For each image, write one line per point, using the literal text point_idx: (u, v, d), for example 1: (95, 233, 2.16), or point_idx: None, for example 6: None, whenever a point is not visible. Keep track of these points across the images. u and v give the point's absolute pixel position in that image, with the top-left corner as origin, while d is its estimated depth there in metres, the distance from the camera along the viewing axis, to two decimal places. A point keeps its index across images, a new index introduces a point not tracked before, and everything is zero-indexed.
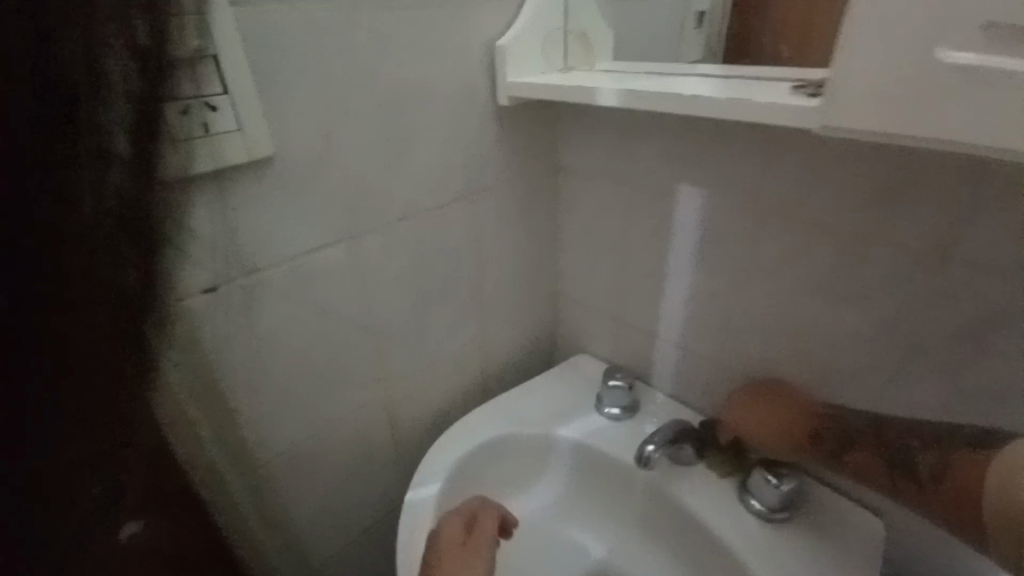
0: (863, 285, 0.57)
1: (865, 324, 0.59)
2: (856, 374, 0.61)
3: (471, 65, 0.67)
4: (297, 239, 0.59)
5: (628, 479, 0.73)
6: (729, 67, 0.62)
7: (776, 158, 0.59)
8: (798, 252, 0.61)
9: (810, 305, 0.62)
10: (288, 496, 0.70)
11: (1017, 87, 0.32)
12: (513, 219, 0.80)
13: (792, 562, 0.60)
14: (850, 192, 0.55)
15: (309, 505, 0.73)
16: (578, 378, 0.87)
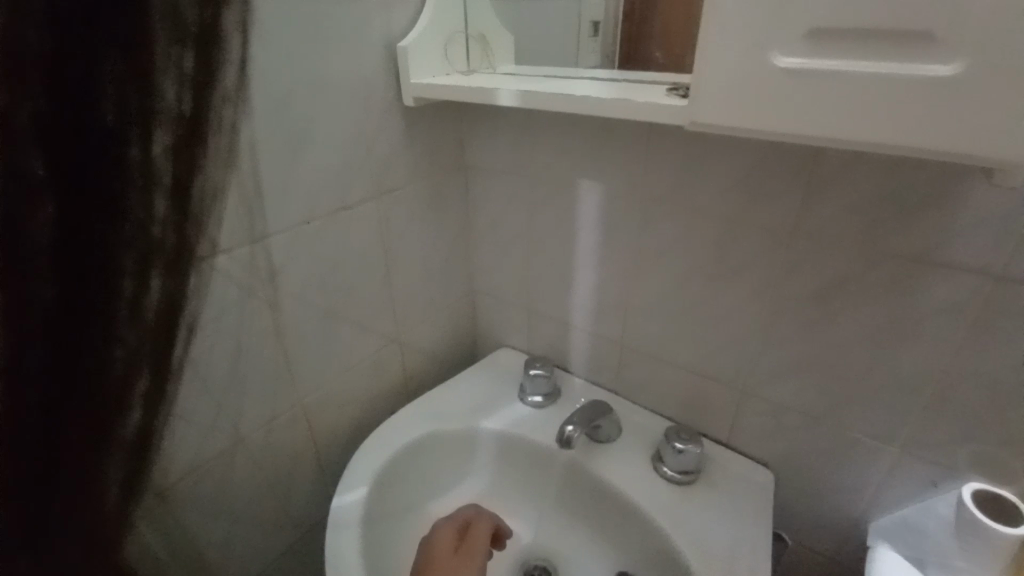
0: (739, 263, 0.65)
1: (742, 298, 0.67)
2: (738, 342, 0.69)
3: (373, 66, 0.67)
4: (208, 237, 0.55)
5: (549, 461, 0.76)
6: (619, 71, 0.67)
7: (662, 153, 0.66)
8: (686, 237, 0.68)
9: (697, 284, 0.70)
10: (200, 522, 0.65)
11: (835, 86, 0.39)
12: (424, 218, 0.80)
13: (697, 517, 0.67)
14: (724, 181, 0.63)
15: (223, 529, 0.68)
16: (499, 372, 0.89)
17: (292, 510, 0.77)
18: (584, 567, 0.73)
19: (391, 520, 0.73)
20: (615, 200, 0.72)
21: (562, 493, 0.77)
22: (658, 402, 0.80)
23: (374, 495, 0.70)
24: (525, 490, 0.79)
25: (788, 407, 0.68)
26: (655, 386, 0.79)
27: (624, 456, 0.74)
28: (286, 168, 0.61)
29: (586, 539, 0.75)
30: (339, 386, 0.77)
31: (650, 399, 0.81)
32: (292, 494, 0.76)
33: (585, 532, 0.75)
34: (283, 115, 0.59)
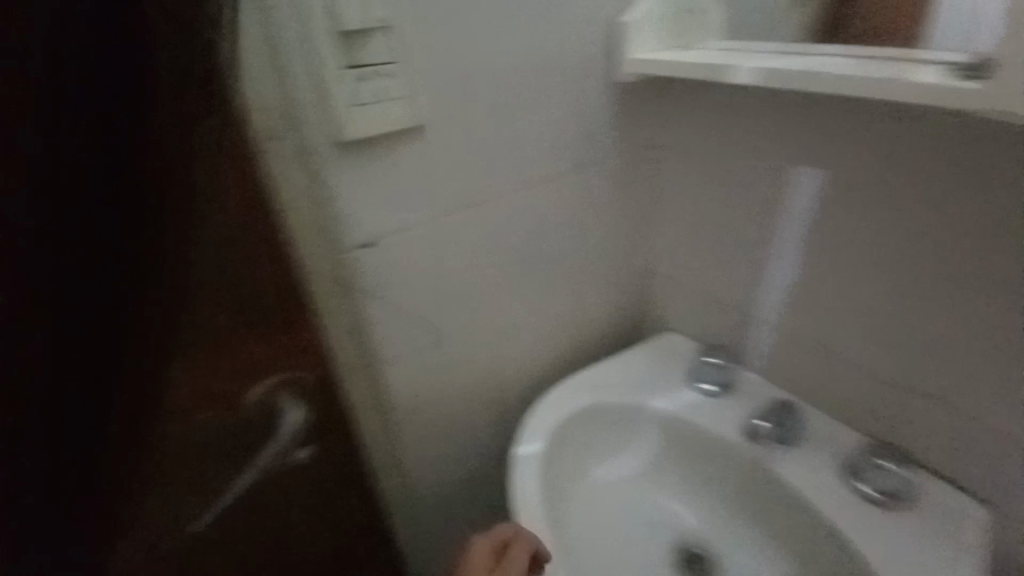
0: (1003, 277, 0.55)
1: (1001, 318, 0.57)
2: (981, 368, 0.59)
3: (590, 43, 0.67)
4: (427, 203, 0.58)
5: (724, 454, 0.75)
6: (855, 47, 0.60)
7: (915, 142, 0.58)
8: (930, 241, 0.59)
9: (935, 295, 0.61)
10: (416, 456, 0.71)
11: None
12: (619, 195, 0.80)
13: (902, 541, 0.61)
14: (996, 178, 0.53)
15: (430, 469, 0.73)
16: (663, 355, 0.88)
17: (475, 475, 0.79)
18: (748, 564, 0.72)
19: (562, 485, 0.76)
20: (837, 191, 0.66)
21: (733, 489, 0.75)
22: (852, 414, 0.73)
23: (550, 458, 0.74)
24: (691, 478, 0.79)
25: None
26: (848, 397, 0.73)
27: (807, 463, 0.70)
28: (507, 140, 0.63)
29: (755, 538, 0.73)
30: (525, 358, 0.78)
31: (839, 408, 0.75)
32: (478, 456, 0.78)
33: (753, 532, 0.73)
34: (508, 89, 0.61)
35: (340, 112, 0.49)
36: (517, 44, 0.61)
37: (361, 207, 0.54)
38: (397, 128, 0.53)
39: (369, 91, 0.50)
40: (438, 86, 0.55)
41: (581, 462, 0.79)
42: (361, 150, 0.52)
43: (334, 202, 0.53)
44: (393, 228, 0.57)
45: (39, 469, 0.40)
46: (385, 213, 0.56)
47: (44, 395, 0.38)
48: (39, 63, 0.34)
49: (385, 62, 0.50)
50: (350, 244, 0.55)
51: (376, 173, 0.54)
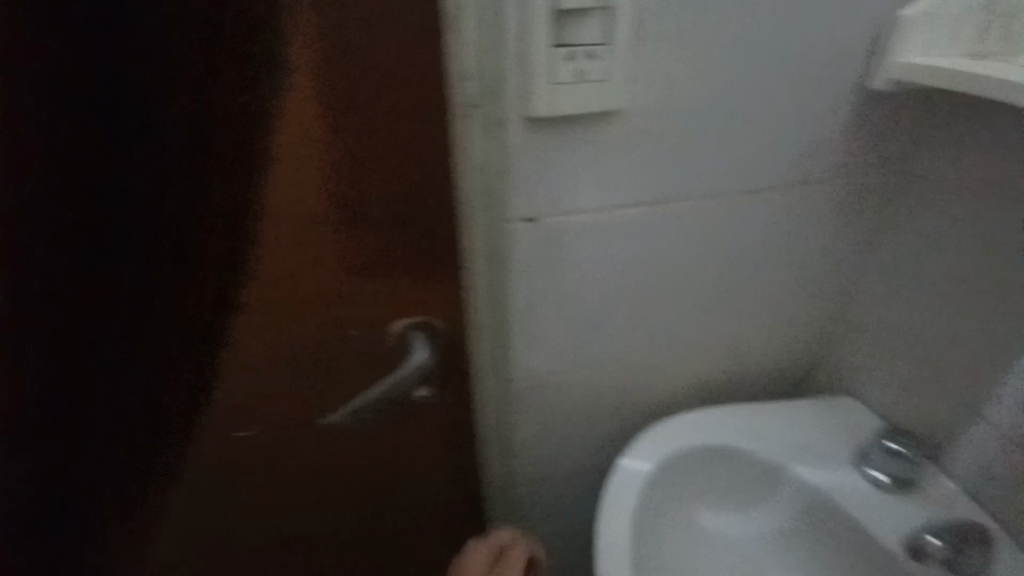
0: None
1: None
2: None
3: (850, 40, 0.55)
4: (610, 191, 0.55)
5: (880, 559, 0.62)
6: None
7: None
8: None
9: None
10: (528, 437, 0.71)
11: None
12: (827, 223, 0.67)
13: None
14: None
15: (540, 454, 0.73)
16: (834, 419, 0.74)
17: (587, 477, 0.76)
18: None
19: (670, 517, 0.70)
20: None
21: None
22: None
23: (658, 488, 0.69)
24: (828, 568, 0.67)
25: None
26: None
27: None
28: (706, 137, 0.55)
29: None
30: (667, 372, 0.72)
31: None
32: (595, 461, 0.75)
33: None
34: (721, 81, 0.53)
35: (538, 89, 0.47)
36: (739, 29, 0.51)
37: (535, 182, 0.52)
38: (599, 111, 0.50)
39: (573, 70, 0.47)
40: (652, 70, 0.50)
41: (693, 501, 0.72)
42: (554, 126, 0.50)
43: (510, 171, 0.51)
44: (563, 210, 0.55)
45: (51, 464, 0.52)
46: (555, 195, 0.54)
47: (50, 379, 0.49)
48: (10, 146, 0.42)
49: (597, 42, 0.47)
50: (514, 216, 0.54)
51: (556, 150, 0.51)
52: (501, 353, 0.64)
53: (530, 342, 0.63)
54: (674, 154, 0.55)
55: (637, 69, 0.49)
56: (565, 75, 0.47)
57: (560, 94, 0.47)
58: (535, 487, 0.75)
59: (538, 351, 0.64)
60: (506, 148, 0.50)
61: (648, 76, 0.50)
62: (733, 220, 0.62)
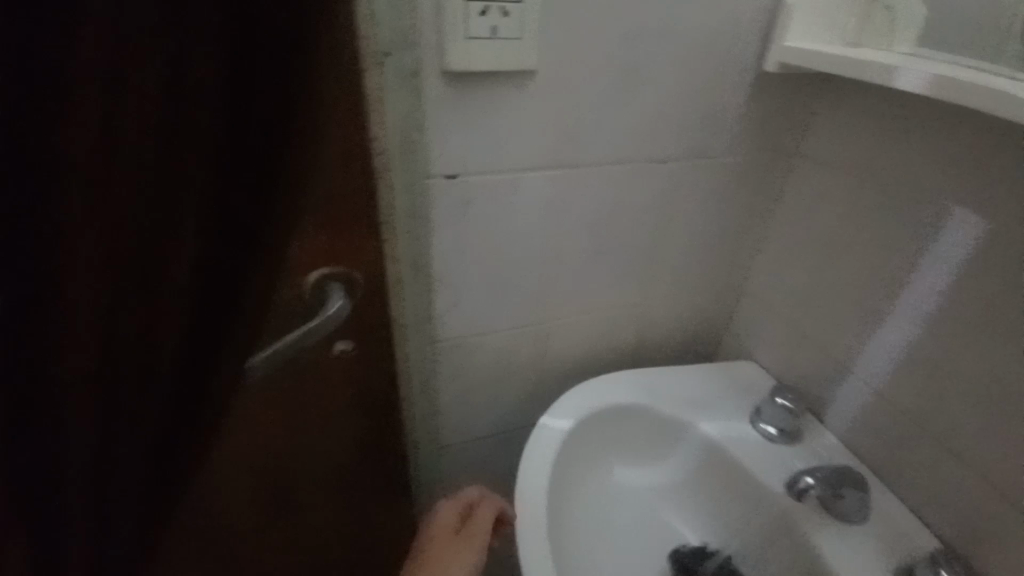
0: None
1: None
2: None
3: (744, 20, 0.60)
4: (527, 151, 0.58)
5: (763, 501, 0.68)
6: None
7: None
8: None
9: None
10: (448, 396, 0.73)
11: None
12: (727, 195, 0.72)
13: None
14: None
15: (458, 412, 0.75)
16: (730, 379, 0.81)
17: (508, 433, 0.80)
18: None
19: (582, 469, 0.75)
20: (996, 250, 0.53)
21: (758, 536, 0.68)
22: (933, 509, 0.62)
23: (575, 442, 0.73)
24: (719, 510, 0.72)
25: None
26: (935, 488, 0.61)
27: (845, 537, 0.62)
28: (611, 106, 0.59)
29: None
30: (580, 335, 0.76)
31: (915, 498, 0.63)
32: (514, 418, 0.79)
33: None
34: (629, 50, 0.56)
35: (453, 43, 0.48)
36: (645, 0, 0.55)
37: (453, 138, 0.54)
38: (513, 70, 0.52)
39: (486, 26, 0.48)
40: (562, 34, 0.53)
41: (602, 455, 0.77)
42: (471, 81, 0.52)
43: (428, 124, 0.53)
44: (481, 167, 0.57)
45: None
46: (472, 152, 0.56)
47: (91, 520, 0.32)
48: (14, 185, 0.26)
49: (510, 0, 0.48)
50: (435, 170, 0.56)
51: (475, 106, 0.53)
52: (422, 315, 0.65)
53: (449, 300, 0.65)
54: (581, 121, 0.58)
55: (546, 32, 0.52)
56: (478, 30, 0.48)
57: (474, 48, 0.49)
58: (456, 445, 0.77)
59: (458, 310, 0.66)
60: (423, 101, 0.51)
61: (559, 40, 0.53)
62: (640, 187, 0.66)
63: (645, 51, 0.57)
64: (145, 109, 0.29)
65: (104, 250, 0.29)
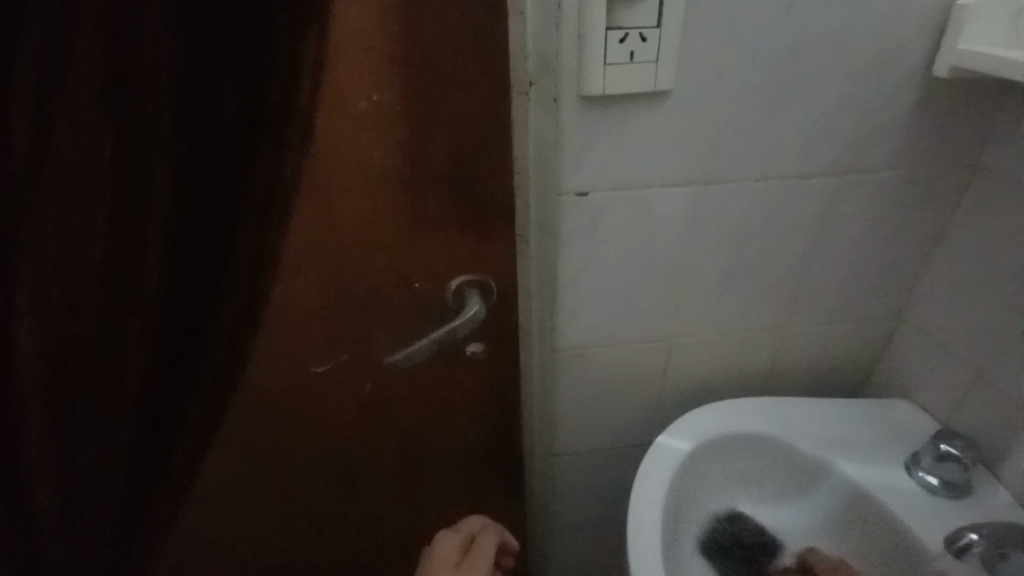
0: None
1: None
2: None
3: (914, 25, 0.55)
4: (661, 169, 0.59)
5: (918, 558, 0.60)
6: None
7: None
8: None
9: None
10: (568, 406, 0.75)
11: None
12: (887, 214, 0.66)
13: None
14: None
15: (578, 423, 0.76)
16: (879, 417, 0.72)
17: (622, 450, 0.80)
18: None
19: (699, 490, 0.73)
20: None
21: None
22: None
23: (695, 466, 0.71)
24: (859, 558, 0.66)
25: None
26: None
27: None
28: (750, 123, 0.57)
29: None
30: (705, 356, 0.74)
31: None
32: (631, 435, 0.79)
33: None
34: (773, 66, 0.55)
35: (592, 69, 0.52)
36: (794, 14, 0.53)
37: (586, 158, 0.57)
38: (650, 91, 0.54)
39: (625, 51, 0.51)
40: (701, 53, 0.53)
41: (725, 484, 0.73)
42: (607, 103, 0.54)
43: (565, 145, 0.56)
44: (613, 184, 0.59)
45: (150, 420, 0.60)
46: (606, 170, 0.58)
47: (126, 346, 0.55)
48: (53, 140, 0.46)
49: (650, 26, 0.50)
50: (566, 188, 0.58)
51: (611, 126, 0.56)
52: (546, 326, 0.68)
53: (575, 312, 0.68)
54: (717, 139, 0.58)
55: (681, 53, 0.53)
56: (617, 56, 0.51)
57: (612, 73, 0.52)
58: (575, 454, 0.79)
59: (580, 324, 0.68)
60: (560, 124, 0.55)
61: (697, 60, 0.53)
62: (780, 205, 0.63)
63: (791, 64, 0.55)
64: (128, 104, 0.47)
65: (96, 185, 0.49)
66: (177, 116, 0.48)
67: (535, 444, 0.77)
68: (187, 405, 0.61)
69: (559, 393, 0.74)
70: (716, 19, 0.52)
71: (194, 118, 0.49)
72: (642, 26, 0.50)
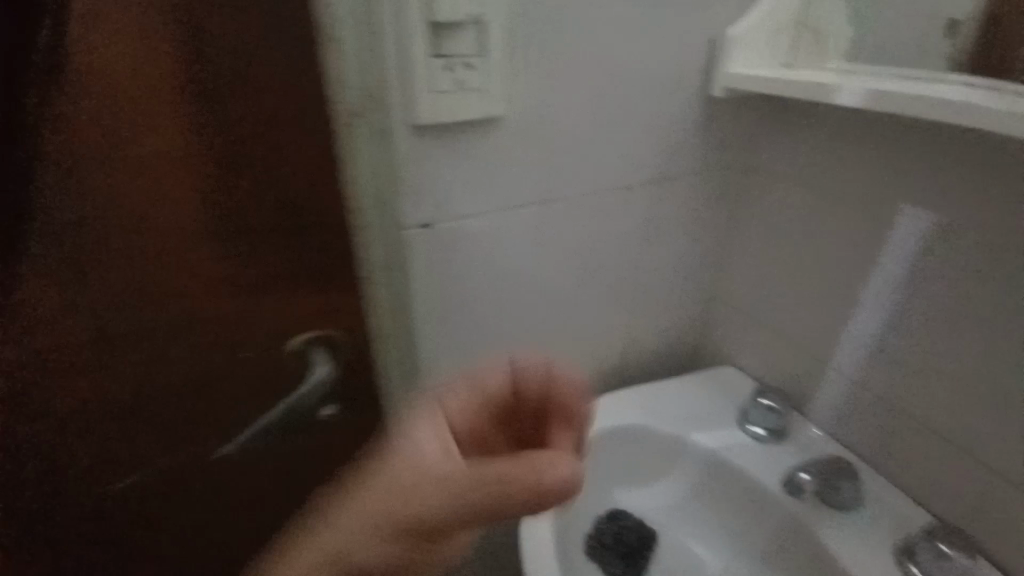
0: None
1: None
2: None
3: (692, 49, 0.63)
4: (501, 193, 0.59)
5: (764, 503, 0.70)
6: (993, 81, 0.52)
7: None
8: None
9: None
10: None
11: None
12: (692, 210, 0.75)
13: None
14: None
15: None
16: (713, 387, 0.83)
17: None
18: None
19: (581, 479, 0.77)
20: (942, 241, 0.57)
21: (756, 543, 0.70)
22: (929, 491, 0.64)
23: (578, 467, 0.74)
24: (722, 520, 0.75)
25: None
26: (927, 474, 0.64)
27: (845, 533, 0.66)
28: (578, 141, 0.61)
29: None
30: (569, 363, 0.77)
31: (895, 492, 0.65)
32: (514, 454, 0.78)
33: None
34: (590, 88, 0.58)
35: (421, 99, 0.49)
36: (600, 40, 0.57)
37: (427, 188, 0.55)
38: (480, 118, 0.53)
39: (451, 80, 0.50)
40: (521, 81, 0.54)
41: (603, 481, 0.77)
42: (439, 133, 0.53)
43: (404, 177, 0.53)
44: (456, 214, 0.57)
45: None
46: (447, 200, 0.56)
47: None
48: None
49: (473, 55, 0.50)
50: (411, 220, 0.55)
51: (448, 154, 0.54)
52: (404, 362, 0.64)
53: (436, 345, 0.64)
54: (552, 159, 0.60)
55: (505, 81, 0.53)
56: (444, 85, 0.50)
57: (441, 102, 0.50)
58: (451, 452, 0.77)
59: (444, 356, 0.66)
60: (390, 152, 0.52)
61: (520, 87, 0.54)
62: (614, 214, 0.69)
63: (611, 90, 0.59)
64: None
65: None
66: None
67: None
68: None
69: None
70: (530, 47, 0.53)
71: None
72: (464, 55, 0.49)
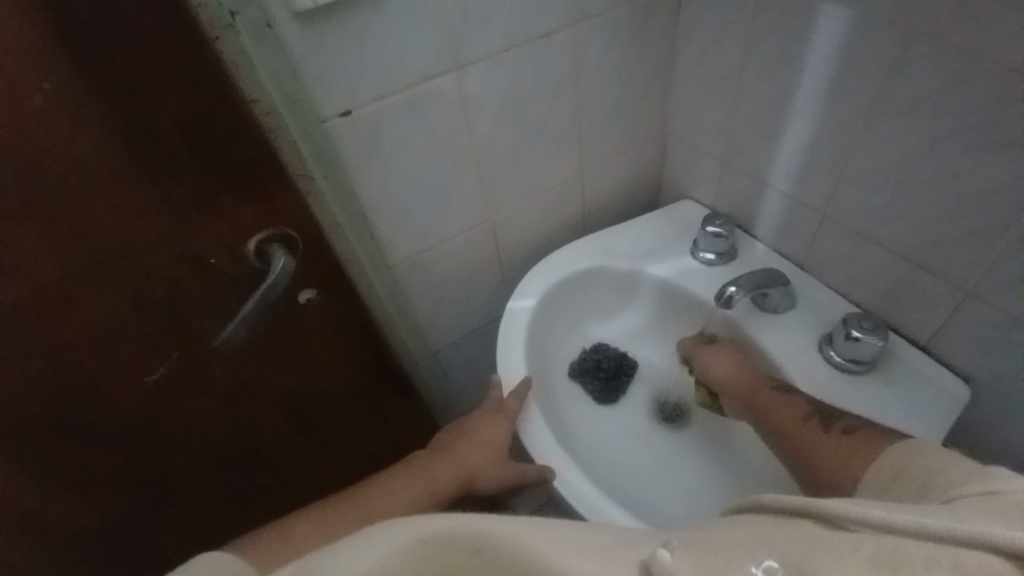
0: (970, 178, 0.53)
1: (973, 192, 0.53)
2: (952, 244, 0.57)
3: None
4: (407, 67, 0.59)
5: (703, 310, 0.78)
6: None
7: None
8: (929, 103, 0.53)
9: (925, 170, 0.56)
10: (424, 305, 0.81)
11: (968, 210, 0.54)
12: (623, 50, 0.72)
13: (881, 402, 0.64)
14: (958, 60, 0.49)
15: (427, 306, 0.82)
16: (670, 222, 0.86)
17: (484, 319, 0.91)
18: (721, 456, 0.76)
19: (430, 398, 0.98)
20: (856, 38, 0.55)
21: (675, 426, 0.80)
22: (854, 285, 0.70)
23: (682, 552, 0.33)
24: (825, 472, 0.54)
25: (960, 336, 0.62)
26: (845, 266, 0.70)
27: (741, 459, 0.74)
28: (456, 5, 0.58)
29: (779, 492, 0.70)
30: (520, 226, 0.83)
31: (849, 284, 0.71)
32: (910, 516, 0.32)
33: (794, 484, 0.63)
34: None
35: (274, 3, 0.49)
36: None
37: (333, 74, 0.55)
38: None
39: None
40: None
41: (573, 316, 0.86)
42: (318, 20, 0.52)
43: (302, 77, 0.54)
44: (348, 105, 0.58)
45: (366, 382, 0.89)
46: (345, 88, 0.57)
47: (235, 431, 0.81)
48: (118, 358, 0.63)
49: None
50: (328, 113, 0.57)
51: (341, 46, 0.54)
52: (362, 229, 0.68)
53: (392, 228, 0.70)
54: (456, 33, 0.60)
55: None
56: None
57: None
58: (347, 295, 0.75)
59: (404, 232, 0.71)
60: (295, 56, 0.53)
61: None
62: (857, 52, 0.56)
63: (574, 26, 0.66)
64: (116, 274, 0.56)
65: (128, 316, 0.60)
66: (141, 284, 0.58)
67: (400, 359, 0.89)
68: (230, 442, 0.82)
69: (412, 298, 0.80)
70: None
71: (136, 281, 0.58)
72: None
